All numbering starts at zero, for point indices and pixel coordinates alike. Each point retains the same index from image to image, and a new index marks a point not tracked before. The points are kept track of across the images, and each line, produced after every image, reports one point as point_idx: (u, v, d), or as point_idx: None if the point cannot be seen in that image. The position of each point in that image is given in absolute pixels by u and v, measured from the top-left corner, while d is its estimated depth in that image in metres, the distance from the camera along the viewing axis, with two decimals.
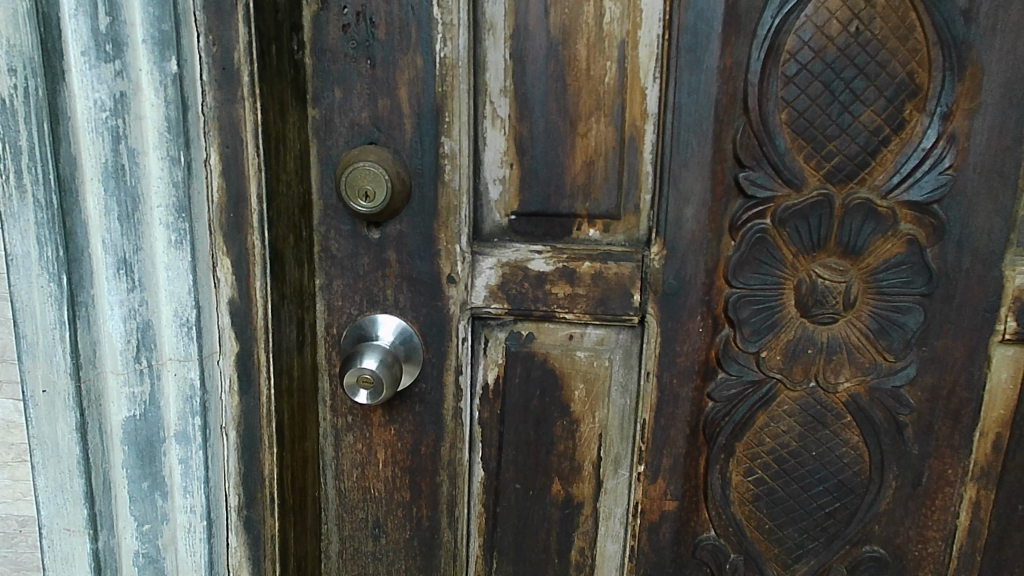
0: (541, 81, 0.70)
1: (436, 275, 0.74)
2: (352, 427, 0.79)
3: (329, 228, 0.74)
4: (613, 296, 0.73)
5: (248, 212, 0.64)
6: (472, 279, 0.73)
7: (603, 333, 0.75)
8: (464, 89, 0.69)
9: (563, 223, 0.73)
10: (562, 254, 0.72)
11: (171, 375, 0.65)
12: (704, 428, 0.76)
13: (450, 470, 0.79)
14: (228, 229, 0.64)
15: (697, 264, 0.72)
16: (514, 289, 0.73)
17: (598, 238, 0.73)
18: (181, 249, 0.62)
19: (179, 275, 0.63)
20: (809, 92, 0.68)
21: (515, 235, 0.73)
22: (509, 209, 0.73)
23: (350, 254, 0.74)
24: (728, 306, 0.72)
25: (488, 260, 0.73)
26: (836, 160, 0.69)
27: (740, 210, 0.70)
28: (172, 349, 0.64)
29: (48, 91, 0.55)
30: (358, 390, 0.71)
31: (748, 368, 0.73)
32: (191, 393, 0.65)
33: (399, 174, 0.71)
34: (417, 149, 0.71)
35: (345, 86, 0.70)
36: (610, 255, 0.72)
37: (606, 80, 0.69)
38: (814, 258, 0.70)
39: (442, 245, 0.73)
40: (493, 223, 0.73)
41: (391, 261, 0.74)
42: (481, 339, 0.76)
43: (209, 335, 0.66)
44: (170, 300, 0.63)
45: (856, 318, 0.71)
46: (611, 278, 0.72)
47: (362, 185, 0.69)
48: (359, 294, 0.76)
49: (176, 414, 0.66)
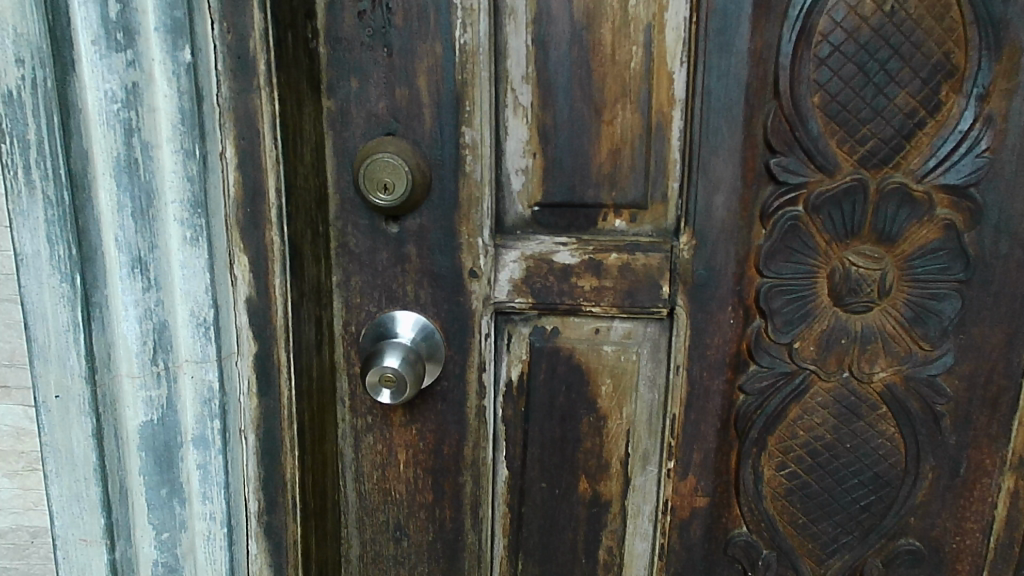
0: (565, 67, 0.68)
1: (457, 269, 0.71)
2: (372, 428, 0.77)
3: (346, 222, 0.72)
4: (640, 288, 0.70)
5: (265, 206, 0.61)
6: (494, 273, 0.71)
7: (630, 326, 0.72)
8: (486, 76, 0.66)
9: (588, 214, 0.71)
10: (587, 246, 0.70)
11: (188, 378, 0.62)
12: (736, 421, 0.73)
13: (474, 470, 0.77)
14: (245, 224, 0.61)
15: (727, 254, 0.70)
16: (539, 283, 0.71)
17: (624, 229, 0.70)
18: (196, 246, 0.60)
19: (195, 273, 0.60)
20: (842, 75, 0.66)
21: (538, 227, 0.71)
22: (532, 200, 0.71)
23: (369, 250, 0.72)
24: (760, 297, 0.70)
25: (511, 253, 0.71)
26: (870, 144, 0.67)
27: (772, 197, 0.68)
28: (188, 350, 0.61)
29: (58, 83, 0.53)
30: (380, 389, 0.69)
31: (780, 360, 0.72)
32: (209, 396, 0.63)
33: (419, 165, 0.68)
34: (436, 140, 0.68)
35: (362, 76, 0.68)
36: (637, 246, 0.70)
37: (631, 65, 0.67)
38: (847, 245, 0.68)
39: (464, 238, 0.71)
40: (516, 214, 0.71)
41: (410, 255, 0.72)
42: (504, 335, 0.74)
43: (227, 335, 0.63)
44: (185, 299, 0.60)
45: (890, 306, 0.70)
46: (638, 269, 0.70)
47: (380, 178, 0.67)
48: (377, 291, 0.73)
49: (193, 417, 0.63)
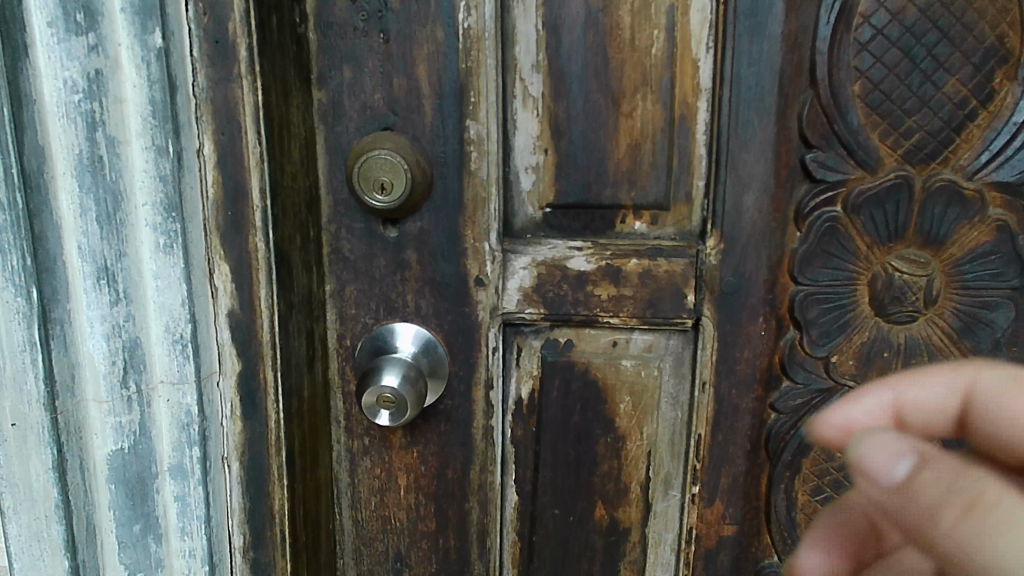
0: (579, 53, 0.61)
1: (462, 277, 0.65)
2: (370, 450, 0.70)
3: (340, 226, 0.65)
4: (663, 297, 0.64)
5: (248, 209, 0.54)
6: (503, 281, 0.65)
7: (651, 339, 0.66)
8: (492, 64, 0.60)
9: (605, 215, 0.64)
10: (605, 251, 0.64)
11: (162, 402, 0.55)
12: (767, 443, 0.67)
13: (481, 496, 0.70)
14: (226, 230, 0.55)
15: (759, 259, 0.63)
16: (551, 292, 0.65)
17: (644, 231, 0.64)
18: (171, 254, 0.53)
19: (170, 284, 0.54)
20: (885, 61, 0.60)
21: (550, 230, 0.65)
22: (543, 201, 0.64)
23: (365, 256, 0.66)
24: (794, 306, 0.64)
25: (521, 259, 0.64)
26: (915, 138, 0.61)
27: (807, 196, 0.62)
28: (164, 370, 0.55)
29: (9, 70, 0.46)
30: (378, 411, 0.62)
31: (816, 375, 0.65)
32: (187, 420, 0.56)
33: (420, 163, 0.62)
34: (437, 135, 0.62)
35: (355, 65, 0.61)
36: (659, 250, 0.63)
37: (652, 52, 0.61)
38: (890, 248, 0.62)
39: (469, 242, 0.64)
40: (526, 217, 0.65)
41: (410, 262, 0.66)
42: (513, 349, 0.68)
43: (207, 352, 0.56)
44: (159, 314, 0.54)
45: (937, 316, 0.63)
46: (661, 276, 0.64)
47: (376, 177, 0.61)
48: (374, 301, 0.67)
49: (170, 445, 0.56)
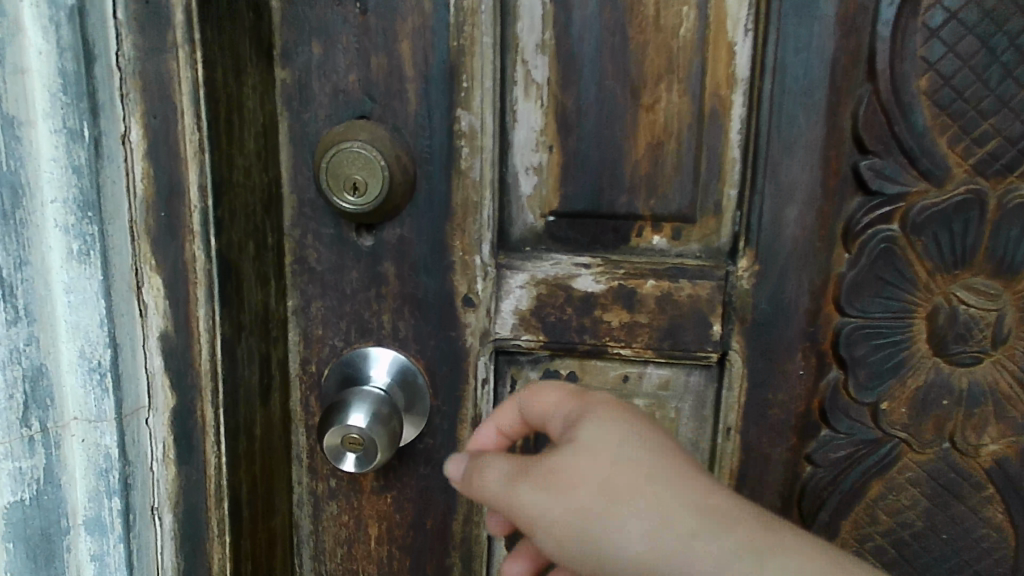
0: (593, 33, 0.51)
1: (448, 296, 0.55)
2: (336, 494, 0.60)
3: (305, 231, 0.55)
4: (685, 326, 0.54)
5: (185, 210, 0.44)
6: (495, 302, 0.55)
7: (668, 374, 0.56)
8: (489, 42, 0.50)
9: (618, 227, 0.54)
10: (617, 269, 0.54)
11: (76, 442, 0.46)
12: (801, 501, 0.57)
13: (464, 551, 0.60)
14: (158, 235, 0.45)
15: (799, 285, 0.53)
16: (552, 316, 0.55)
17: (664, 247, 0.54)
18: (86, 263, 0.43)
19: (85, 301, 0.43)
20: (959, 51, 0.50)
21: (553, 242, 0.55)
22: (546, 209, 0.54)
23: (335, 268, 0.56)
24: (839, 342, 0.54)
25: (517, 277, 0.54)
26: (992, 145, 0.51)
27: (859, 211, 0.52)
28: (77, 404, 0.45)
29: None
30: (343, 454, 0.52)
31: (861, 424, 0.55)
32: (106, 465, 0.46)
33: (400, 159, 0.52)
34: (422, 126, 0.52)
35: (326, 40, 0.51)
36: (682, 271, 0.53)
37: (681, 32, 0.51)
38: (956, 277, 0.52)
39: (457, 255, 0.54)
40: (526, 226, 0.55)
41: (387, 276, 0.56)
42: (506, 380, 0.57)
43: (133, 383, 0.46)
44: (73, 337, 0.44)
45: (1007, 358, 0.53)
46: (683, 301, 0.53)
47: (347, 174, 0.50)
48: (345, 321, 0.57)
49: (85, 494, 0.47)
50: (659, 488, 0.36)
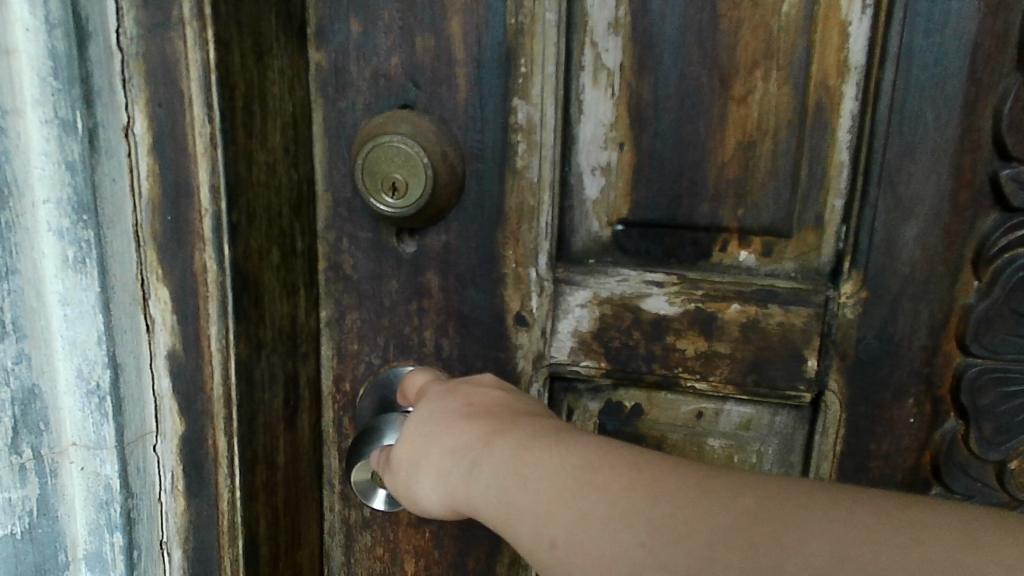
0: (676, 9, 0.43)
1: (498, 313, 0.47)
2: (370, 526, 0.54)
3: (342, 233, 0.49)
4: (772, 359, 0.45)
5: (195, 213, 0.39)
6: (552, 322, 0.47)
7: (750, 414, 0.48)
8: (552, 20, 0.42)
9: (698, 241, 0.46)
10: (695, 290, 0.45)
11: (75, 470, 0.41)
12: None
13: None
14: (164, 242, 0.39)
15: (916, 316, 0.43)
16: (616, 342, 0.46)
17: (752, 266, 0.45)
18: (83, 274, 0.38)
19: (83, 315, 0.38)
20: None
21: (621, 256, 0.47)
22: (615, 216, 0.46)
23: (373, 277, 0.49)
24: (960, 389, 0.43)
25: (579, 296, 0.46)
26: None
27: (996, 231, 0.41)
28: (76, 430, 0.40)
29: None
30: (374, 489, 0.48)
31: (986, 488, 0.45)
32: (107, 498, 0.41)
33: (446, 155, 0.44)
34: (474, 118, 0.44)
35: (366, 16, 0.44)
36: (773, 294, 0.44)
37: (782, 9, 0.42)
38: None
39: (509, 267, 0.46)
40: (590, 236, 0.47)
41: (430, 288, 0.48)
42: (562, 411, 0.50)
43: (137, 406, 0.41)
44: (70, 355, 0.39)
45: None
46: (773, 331, 0.45)
47: (387, 173, 0.43)
48: (382, 337, 0.50)
49: (85, 526, 0.42)
50: (511, 459, 0.32)
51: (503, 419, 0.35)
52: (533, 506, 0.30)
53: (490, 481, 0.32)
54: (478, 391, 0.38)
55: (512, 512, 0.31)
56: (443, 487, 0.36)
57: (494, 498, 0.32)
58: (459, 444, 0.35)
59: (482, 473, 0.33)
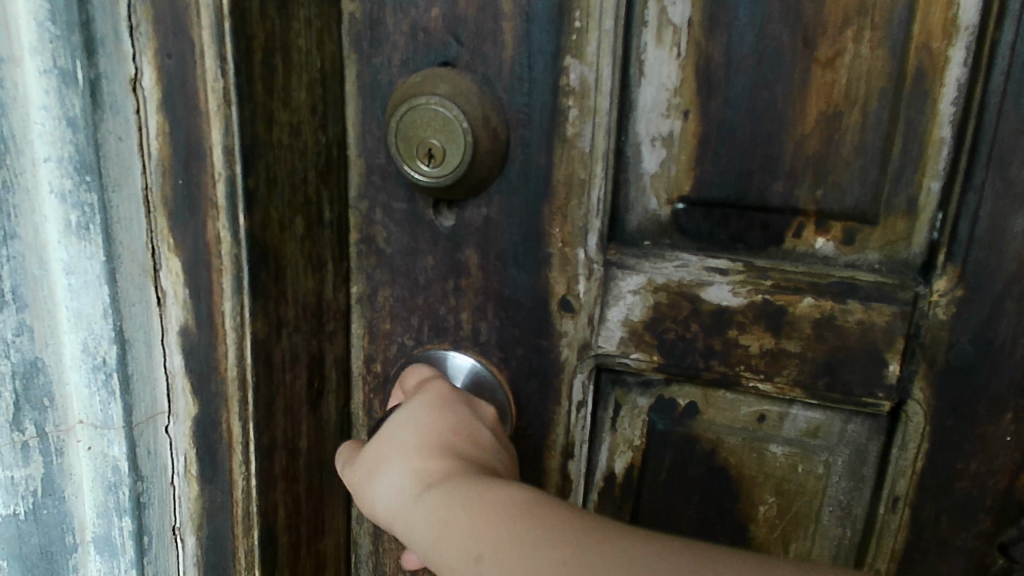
0: None
1: (541, 297, 0.42)
2: None
3: (375, 203, 0.43)
4: (848, 361, 0.38)
5: (207, 178, 0.35)
6: (601, 309, 0.41)
7: (818, 420, 0.41)
8: None
9: (769, 224, 0.39)
10: (763, 280, 0.39)
11: (81, 449, 0.38)
12: None
13: None
14: (176, 208, 0.36)
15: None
16: (671, 333, 0.41)
17: (831, 254, 0.38)
18: (87, 239, 0.35)
19: (87, 285, 0.36)
20: None
21: (680, 237, 0.40)
22: (677, 193, 0.40)
23: (407, 252, 0.44)
24: None
25: (632, 280, 0.40)
26: None
27: None
28: (82, 407, 0.38)
29: None
30: None
31: None
32: (114, 480, 0.39)
33: (488, 120, 0.39)
34: (521, 78, 0.39)
35: None
36: (852, 289, 0.37)
37: None
38: None
39: (555, 247, 0.41)
40: (646, 213, 0.41)
41: (469, 267, 0.43)
42: (607, 405, 0.44)
43: (147, 384, 0.38)
44: (75, 326, 0.36)
45: None
46: (851, 330, 0.38)
47: (422, 138, 0.38)
48: (416, 317, 0.45)
49: (93, 509, 0.39)
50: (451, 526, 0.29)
51: (461, 453, 0.33)
52: (465, 504, 0.29)
53: (442, 470, 0.31)
54: (458, 395, 0.38)
55: (439, 504, 0.30)
56: (371, 455, 0.35)
57: (434, 485, 0.31)
58: (421, 424, 0.34)
59: (433, 459, 0.32)
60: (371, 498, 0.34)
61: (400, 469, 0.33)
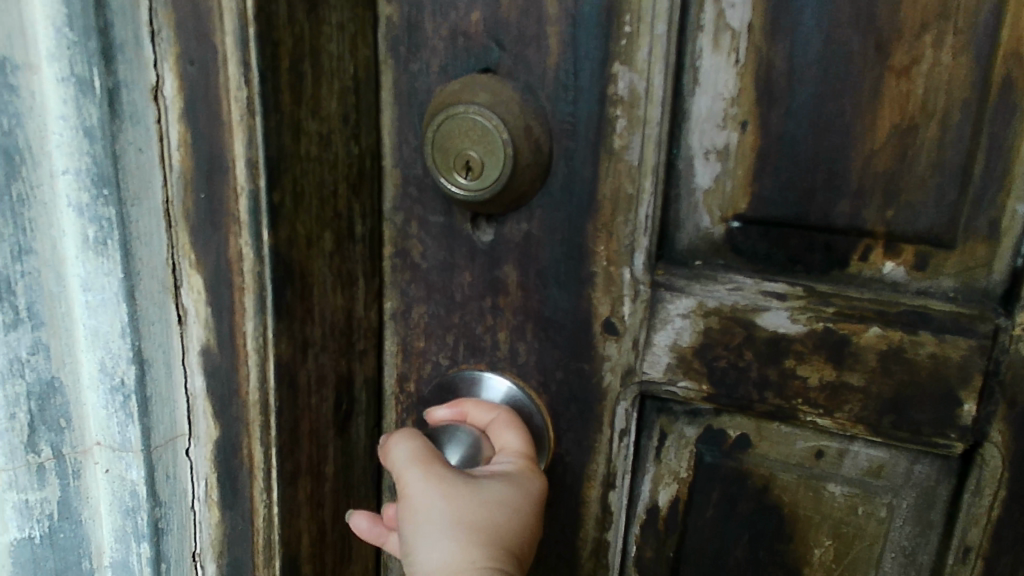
0: None
1: (584, 318, 0.38)
2: None
3: (410, 216, 0.40)
4: (919, 399, 0.34)
5: (229, 193, 0.33)
6: (647, 333, 0.37)
7: (883, 460, 0.36)
8: None
9: (833, 245, 0.35)
10: (825, 308, 0.34)
11: (99, 471, 0.37)
12: None
13: None
14: (197, 223, 0.35)
15: None
16: (723, 361, 0.36)
17: (901, 280, 0.34)
18: (105, 255, 0.34)
19: (105, 302, 0.34)
20: None
21: (734, 258, 0.36)
22: (733, 210, 0.36)
23: (443, 267, 0.40)
24: None
25: (682, 304, 0.36)
26: None
27: None
28: (99, 428, 0.36)
29: None
30: None
31: None
32: (132, 504, 0.37)
33: (530, 130, 0.35)
34: (566, 84, 0.35)
35: None
36: (926, 321, 0.33)
37: None
38: None
39: (599, 265, 0.37)
40: (698, 230, 0.37)
41: (508, 284, 0.39)
42: (651, 435, 0.40)
43: (166, 404, 0.37)
44: (92, 345, 0.35)
45: None
46: (922, 365, 0.33)
47: (460, 149, 0.35)
48: (452, 336, 0.42)
49: (111, 532, 0.38)
50: None
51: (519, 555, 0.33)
52: None
53: None
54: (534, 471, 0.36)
55: None
56: (448, 486, 0.32)
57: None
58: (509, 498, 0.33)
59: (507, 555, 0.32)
60: (421, 529, 0.32)
61: (472, 537, 0.31)
